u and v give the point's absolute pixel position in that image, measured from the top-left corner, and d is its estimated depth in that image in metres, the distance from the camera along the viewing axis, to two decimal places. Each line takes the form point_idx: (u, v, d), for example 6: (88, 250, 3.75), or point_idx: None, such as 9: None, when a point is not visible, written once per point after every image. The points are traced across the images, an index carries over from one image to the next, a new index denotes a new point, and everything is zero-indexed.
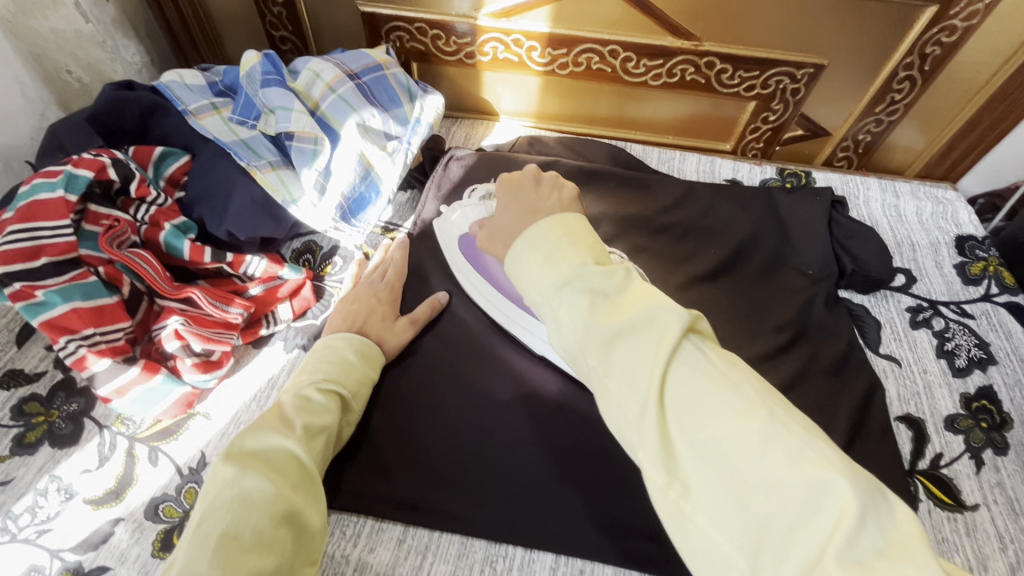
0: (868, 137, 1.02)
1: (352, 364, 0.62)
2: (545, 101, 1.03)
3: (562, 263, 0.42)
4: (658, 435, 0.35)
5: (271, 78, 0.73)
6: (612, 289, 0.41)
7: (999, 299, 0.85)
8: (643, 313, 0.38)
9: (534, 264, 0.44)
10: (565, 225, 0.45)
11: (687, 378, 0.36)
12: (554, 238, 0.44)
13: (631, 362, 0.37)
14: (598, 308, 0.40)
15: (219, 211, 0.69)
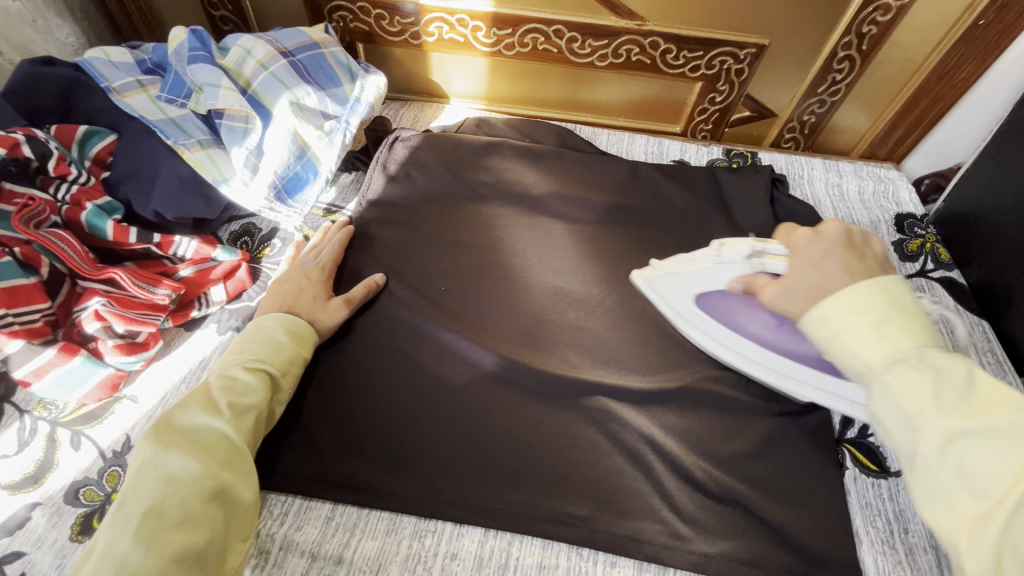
0: (812, 118, 1.04)
1: (283, 342, 0.61)
2: (495, 83, 1.03)
3: (883, 327, 0.43)
4: (995, 554, 0.35)
5: (198, 54, 0.71)
6: (930, 378, 0.40)
7: (934, 275, 0.88)
8: (978, 421, 0.38)
9: (842, 335, 0.44)
10: (885, 288, 0.45)
11: (1003, 497, 0.36)
12: (878, 308, 0.44)
13: (990, 472, 0.37)
14: (913, 398, 0.40)
15: (145, 191, 0.68)
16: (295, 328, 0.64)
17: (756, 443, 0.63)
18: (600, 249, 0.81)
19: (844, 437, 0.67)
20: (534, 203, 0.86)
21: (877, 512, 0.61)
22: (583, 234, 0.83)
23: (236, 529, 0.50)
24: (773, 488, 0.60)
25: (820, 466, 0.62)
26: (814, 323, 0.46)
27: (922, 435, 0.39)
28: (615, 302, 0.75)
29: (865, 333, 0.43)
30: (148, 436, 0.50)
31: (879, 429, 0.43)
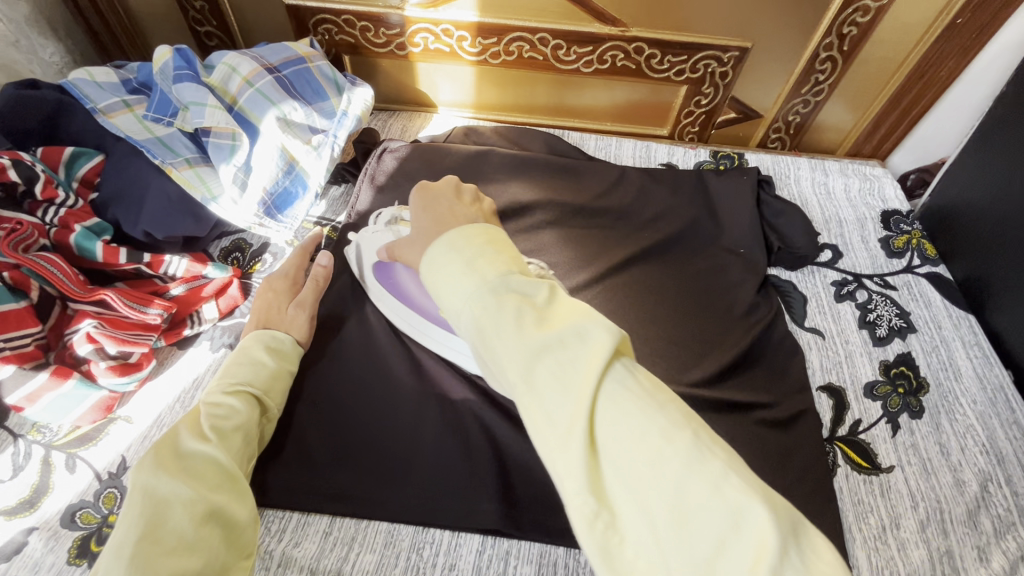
0: (797, 118, 1.05)
1: (264, 361, 0.62)
2: (482, 91, 1.03)
3: (455, 279, 0.40)
4: (586, 470, 0.32)
5: (183, 73, 0.71)
6: (512, 306, 0.37)
7: (921, 270, 0.89)
8: (554, 335, 0.36)
9: (446, 284, 0.41)
10: (456, 241, 0.42)
11: (572, 408, 0.33)
12: (466, 254, 0.41)
13: (557, 383, 0.34)
14: (500, 329, 0.36)
15: (135, 211, 0.68)
16: (277, 344, 0.65)
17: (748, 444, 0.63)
18: (590, 254, 0.82)
19: (835, 435, 0.70)
20: (523, 209, 0.86)
21: (869, 509, 0.64)
22: (573, 240, 0.83)
23: (235, 548, 0.49)
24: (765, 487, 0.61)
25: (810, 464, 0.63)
26: (430, 280, 0.42)
27: (542, 361, 0.35)
28: (607, 306, 0.76)
29: (470, 275, 0.40)
30: (137, 467, 0.50)
31: (484, 364, 0.39)
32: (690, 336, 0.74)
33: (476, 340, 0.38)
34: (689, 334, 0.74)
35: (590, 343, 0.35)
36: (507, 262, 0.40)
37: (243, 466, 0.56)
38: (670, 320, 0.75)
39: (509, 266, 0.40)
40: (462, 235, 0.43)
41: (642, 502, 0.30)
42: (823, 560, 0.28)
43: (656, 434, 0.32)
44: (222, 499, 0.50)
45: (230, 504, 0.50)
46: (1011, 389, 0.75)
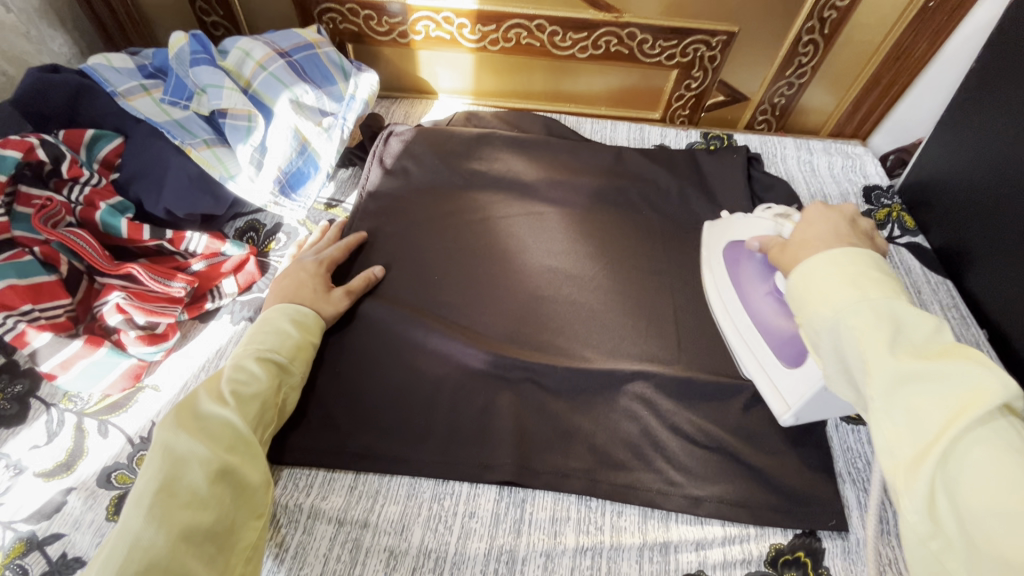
0: (783, 100, 1.10)
1: (289, 332, 0.65)
2: (481, 78, 1.07)
3: (828, 298, 0.44)
4: (925, 487, 0.36)
5: (199, 57, 0.74)
6: (870, 329, 0.41)
7: (901, 242, 0.94)
8: (916, 372, 0.38)
9: (816, 295, 0.45)
10: (832, 259, 0.46)
11: (925, 443, 0.37)
12: (841, 275, 0.45)
13: (919, 420, 0.38)
14: (870, 351, 0.40)
15: (156, 189, 0.71)
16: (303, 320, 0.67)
17: (745, 397, 0.68)
18: (590, 229, 0.86)
19: None
20: (525, 188, 0.90)
21: (858, 455, 0.68)
22: (573, 216, 0.87)
23: (247, 510, 0.51)
24: (761, 436, 0.66)
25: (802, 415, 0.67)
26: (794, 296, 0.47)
27: (905, 386, 0.39)
28: (607, 277, 0.80)
29: (833, 297, 0.44)
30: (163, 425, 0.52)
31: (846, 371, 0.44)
32: (688, 302, 0.78)
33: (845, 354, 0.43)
34: (687, 300, 0.78)
35: (952, 377, 0.38)
36: (865, 290, 0.43)
37: (261, 431, 0.57)
38: (669, 288, 0.80)
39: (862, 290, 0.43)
40: (834, 255, 0.46)
41: (986, 547, 0.34)
42: None
43: (1006, 484, 0.34)
44: (237, 460, 0.52)
45: (244, 466, 0.52)
46: (986, 347, 0.81)
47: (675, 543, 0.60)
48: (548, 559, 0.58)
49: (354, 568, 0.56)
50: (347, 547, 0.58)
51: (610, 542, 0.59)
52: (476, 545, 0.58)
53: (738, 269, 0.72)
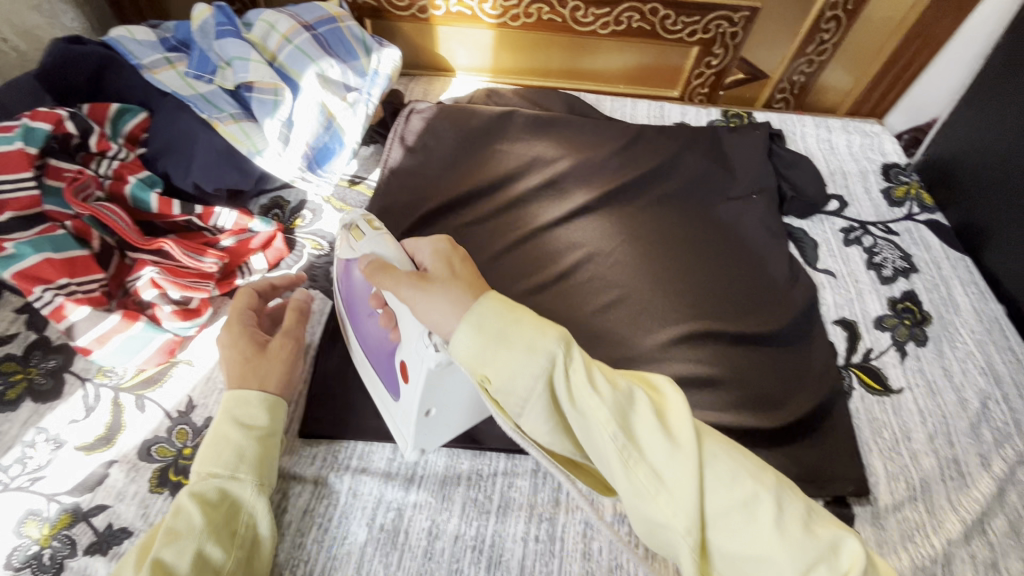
0: (802, 78, 1.09)
1: (225, 436, 0.53)
2: (500, 56, 1.06)
3: (503, 367, 0.42)
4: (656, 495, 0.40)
5: (226, 29, 0.73)
6: (524, 392, 0.42)
7: (920, 218, 0.94)
8: (635, 389, 0.43)
9: (486, 366, 0.43)
10: (475, 322, 0.43)
11: (673, 454, 0.40)
12: (490, 335, 0.43)
13: (598, 443, 0.42)
14: (586, 404, 0.41)
15: (184, 163, 0.71)
16: (259, 411, 0.56)
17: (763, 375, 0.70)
18: (613, 206, 0.86)
19: (851, 363, 0.75)
20: (547, 166, 0.90)
21: (884, 424, 0.69)
22: (597, 192, 0.87)
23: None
24: (772, 399, 0.69)
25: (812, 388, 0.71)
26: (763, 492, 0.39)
27: (529, 417, 0.43)
28: (631, 253, 0.81)
29: (511, 366, 0.42)
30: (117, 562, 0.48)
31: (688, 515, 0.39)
32: (713, 278, 0.79)
33: (494, 400, 0.45)
34: (713, 276, 0.80)
35: (594, 416, 0.41)
36: (542, 335, 0.42)
37: (216, 540, 0.48)
38: (694, 264, 0.81)
39: (533, 349, 0.42)
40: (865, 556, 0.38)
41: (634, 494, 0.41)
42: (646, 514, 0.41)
43: (736, 474, 0.40)
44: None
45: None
46: (1005, 321, 0.82)
47: None
48: (586, 527, 0.59)
49: (398, 537, 0.57)
50: (390, 516, 0.58)
51: None
52: (516, 513, 0.59)
53: (351, 284, 0.61)
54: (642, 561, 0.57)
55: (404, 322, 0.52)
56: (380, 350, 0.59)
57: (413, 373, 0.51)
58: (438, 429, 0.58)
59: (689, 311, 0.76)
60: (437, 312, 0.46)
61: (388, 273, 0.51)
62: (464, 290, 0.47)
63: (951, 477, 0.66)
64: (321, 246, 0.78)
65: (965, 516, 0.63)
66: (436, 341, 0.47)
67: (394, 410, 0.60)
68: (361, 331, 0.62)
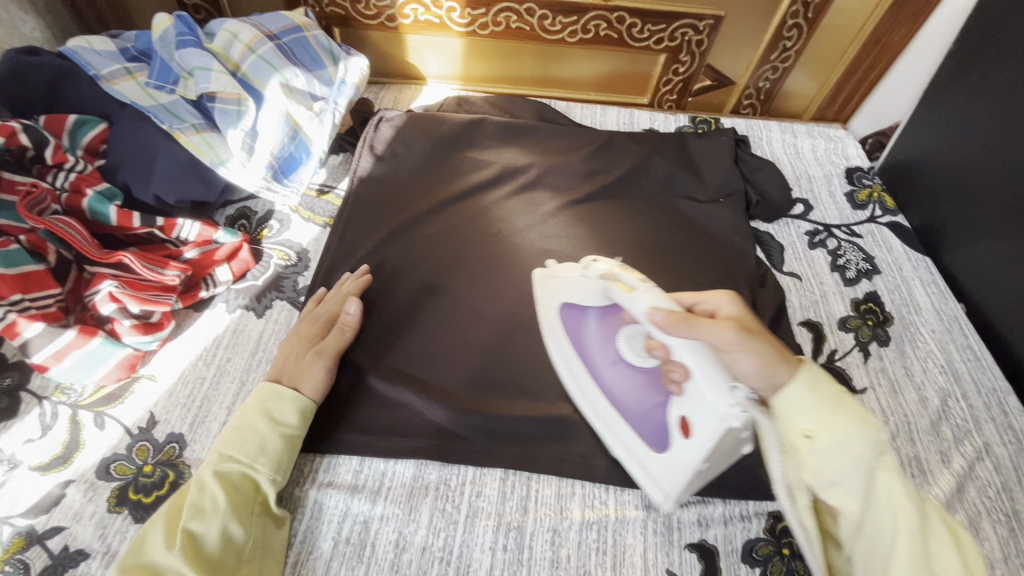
0: (767, 84, 1.12)
1: (265, 428, 0.57)
2: (470, 64, 1.07)
3: (835, 428, 0.47)
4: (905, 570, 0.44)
5: (186, 39, 0.72)
6: (853, 458, 0.46)
7: (882, 220, 0.97)
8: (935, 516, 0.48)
9: (811, 421, 0.47)
10: (808, 382, 0.48)
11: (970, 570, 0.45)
12: (825, 399, 0.48)
13: (878, 540, 0.46)
14: (883, 493, 0.46)
15: (144, 174, 0.69)
16: (292, 412, 0.60)
17: None
18: (583, 215, 0.87)
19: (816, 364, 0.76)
20: (516, 173, 0.91)
21: None
22: (567, 199, 0.88)
23: None
24: None
25: None
26: None
27: (844, 488, 0.47)
28: (599, 260, 0.82)
29: (848, 432, 0.46)
30: (142, 528, 0.52)
31: None
32: (681, 283, 0.81)
33: (799, 465, 0.48)
34: (681, 281, 0.81)
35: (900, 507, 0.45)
36: (870, 415, 0.47)
37: (241, 522, 0.53)
38: (662, 269, 0.82)
39: (865, 422, 0.47)
40: None
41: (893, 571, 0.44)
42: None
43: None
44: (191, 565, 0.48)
45: (198, 570, 0.49)
46: (964, 320, 0.84)
47: (677, 514, 0.61)
48: (555, 535, 0.59)
49: (364, 551, 0.57)
50: (356, 529, 0.58)
51: (614, 515, 0.61)
52: (484, 523, 0.59)
53: (581, 333, 0.67)
54: (610, 569, 0.57)
55: (689, 371, 0.51)
56: (644, 398, 0.60)
57: (700, 429, 0.51)
58: (698, 483, 0.56)
59: None
60: (750, 355, 0.49)
61: (697, 324, 0.50)
62: (764, 347, 0.50)
63: (913, 474, 0.67)
64: (288, 257, 0.78)
65: None
66: (736, 393, 0.47)
67: (650, 459, 0.59)
68: (610, 386, 0.64)
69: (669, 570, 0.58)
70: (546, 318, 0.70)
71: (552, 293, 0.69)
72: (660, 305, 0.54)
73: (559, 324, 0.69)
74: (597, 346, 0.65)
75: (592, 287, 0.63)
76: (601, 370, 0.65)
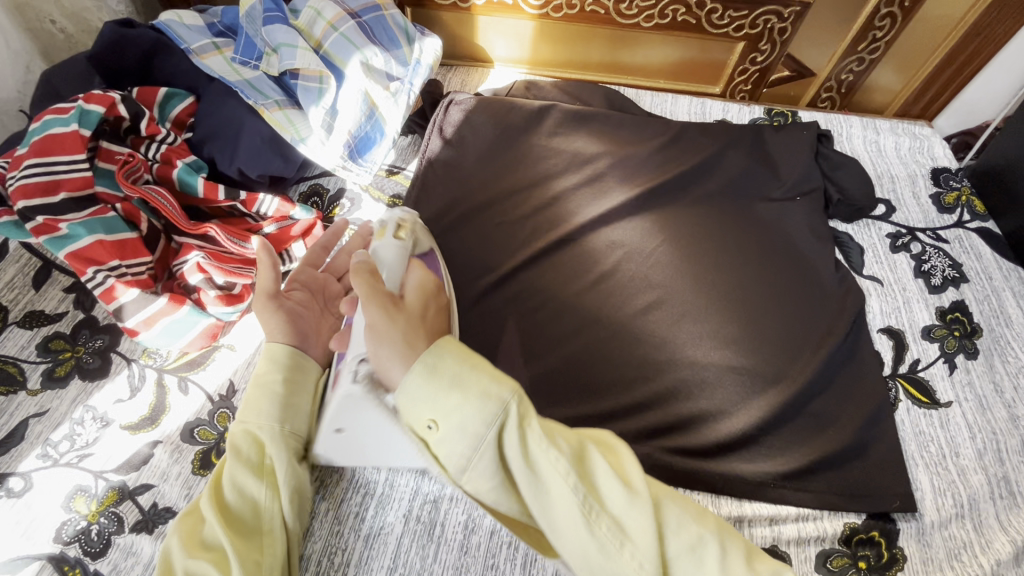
0: (850, 77, 1.06)
1: (254, 387, 0.55)
2: (539, 48, 1.05)
3: (452, 415, 0.41)
4: (587, 533, 0.41)
5: (273, 16, 0.73)
6: (472, 441, 0.41)
7: (971, 226, 0.91)
8: (591, 449, 0.44)
9: (433, 409, 0.42)
10: (429, 364, 0.42)
11: (630, 505, 0.42)
12: (443, 381, 0.42)
13: (550, 506, 0.42)
14: (540, 459, 0.41)
15: (230, 149, 0.71)
16: (273, 363, 0.56)
17: (803, 384, 0.69)
18: (652, 208, 0.85)
19: (897, 373, 0.73)
20: (585, 162, 0.89)
21: (930, 439, 0.67)
22: (636, 191, 0.86)
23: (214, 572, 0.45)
24: (811, 408, 0.68)
25: (851, 398, 0.69)
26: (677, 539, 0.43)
27: (478, 468, 0.42)
28: (668, 254, 0.81)
29: (464, 414, 0.41)
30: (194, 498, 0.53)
31: (697, 553, 0.43)
32: (753, 282, 0.78)
33: (434, 453, 0.43)
34: (752, 279, 0.78)
35: (552, 469, 0.41)
36: (497, 385, 0.42)
37: (253, 475, 0.51)
38: (733, 267, 0.80)
39: (487, 395, 0.41)
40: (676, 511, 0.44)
41: (576, 535, 0.42)
42: (585, 554, 0.42)
43: (684, 520, 0.44)
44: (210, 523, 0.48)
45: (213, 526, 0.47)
46: None
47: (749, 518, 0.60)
48: None
49: (434, 530, 0.57)
50: (426, 508, 0.59)
51: None
52: None
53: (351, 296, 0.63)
54: None
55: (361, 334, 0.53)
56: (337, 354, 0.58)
57: (338, 385, 0.51)
58: (350, 446, 0.56)
59: (730, 315, 0.75)
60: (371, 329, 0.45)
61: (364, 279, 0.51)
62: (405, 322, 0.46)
63: (1001, 495, 0.64)
64: None
65: (1016, 536, 0.61)
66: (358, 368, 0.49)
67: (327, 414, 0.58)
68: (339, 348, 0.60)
69: None
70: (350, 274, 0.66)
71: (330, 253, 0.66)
72: (387, 268, 0.55)
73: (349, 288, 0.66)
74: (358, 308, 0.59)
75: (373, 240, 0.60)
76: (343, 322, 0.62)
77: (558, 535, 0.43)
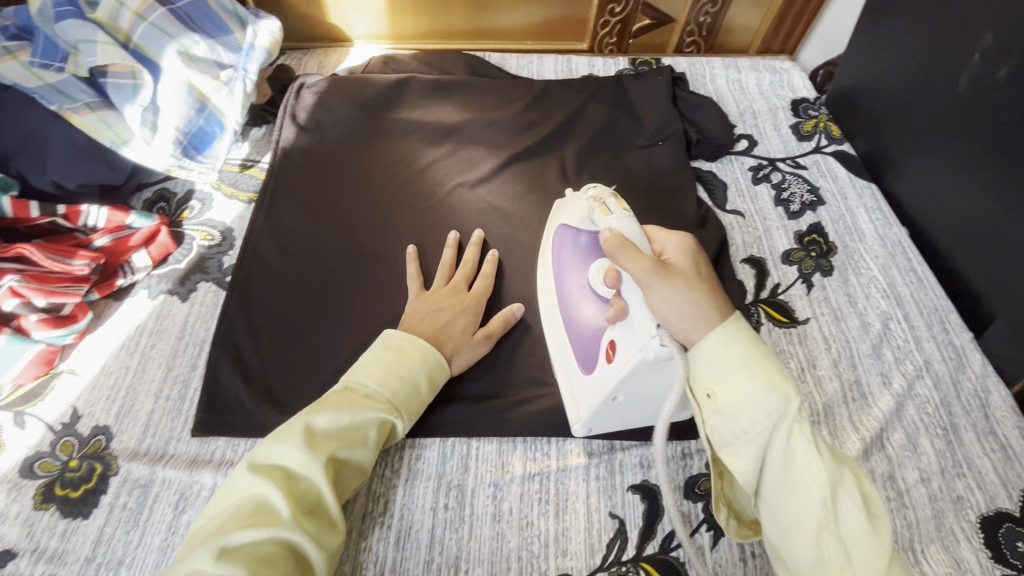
0: (708, 18, 1.08)
1: (420, 385, 0.58)
2: (396, 20, 1.02)
3: (735, 391, 0.45)
4: (813, 537, 0.44)
5: (65, 10, 0.66)
6: (747, 421, 0.45)
7: (828, 150, 0.95)
8: (848, 473, 0.46)
9: (719, 381, 0.46)
10: (722, 341, 0.47)
11: (869, 536, 0.43)
12: (731, 361, 0.46)
13: (783, 501, 0.45)
14: (798, 459, 0.44)
15: (39, 161, 0.67)
16: (424, 367, 0.59)
17: None
18: (520, 170, 0.85)
19: (759, 299, 0.76)
20: (450, 132, 0.88)
21: (790, 355, 0.71)
22: (502, 155, 0.86)
23: (317, 534, 0.48)
24: None
25: None
26: None
27: (740, 448, 0.46)
28: (539, 213, 0.81)
29: (744, 397, 0.45)
30: (274, 439, 0.50)
31: None
32: None
33: (704, 420, 0.48)
34: None
35: (805, 469, 0.44)
36: (784, 381, 0.45)
37: (371, 454, 0.53)
38: None
39: (772, 388, 0.45)
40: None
41: (798, 530, 0.44)
42: (796, 549, 0.45)
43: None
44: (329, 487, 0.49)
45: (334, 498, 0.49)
46: (908, 243, 0.83)
47: (619, 459, 0.61)
48: (496, 489, 0.59)
49: None
50: None
51: (556, 465, 0.60)
52: (424, 485, 0.59)
53: (563, 257, 0.67)
54: (553, 515, 0.57)
55: (630, 308, 0.52)
56: (589, 333, 0.60)
57: (620, 358, 0.52)
58: (614, 415, 0.58)
59: None
60: (677, 305, 0.48)
61: (632, 255, 0.51)
62: (701, 290, 0.49)
63: (853, 398, 0.68)
64: (212, 237, 0.75)
65: (865, 433, 0.65)
66: (662, 335, 0.48)
67: (578, 383, 0.60)
68: (573, 321, 0.63)
69: (612, 513, 0.58)
70: (547, 243, 0.71)
71: (561, 213, 0.69)
72: (635, 240, 0.53)
73: (552, 258, 0.69)
74: (583, 304, 0.63)
75: (580, 209, 0.64)
76: (564, 295, 0.65)
77: (777, 529, 0.46)
